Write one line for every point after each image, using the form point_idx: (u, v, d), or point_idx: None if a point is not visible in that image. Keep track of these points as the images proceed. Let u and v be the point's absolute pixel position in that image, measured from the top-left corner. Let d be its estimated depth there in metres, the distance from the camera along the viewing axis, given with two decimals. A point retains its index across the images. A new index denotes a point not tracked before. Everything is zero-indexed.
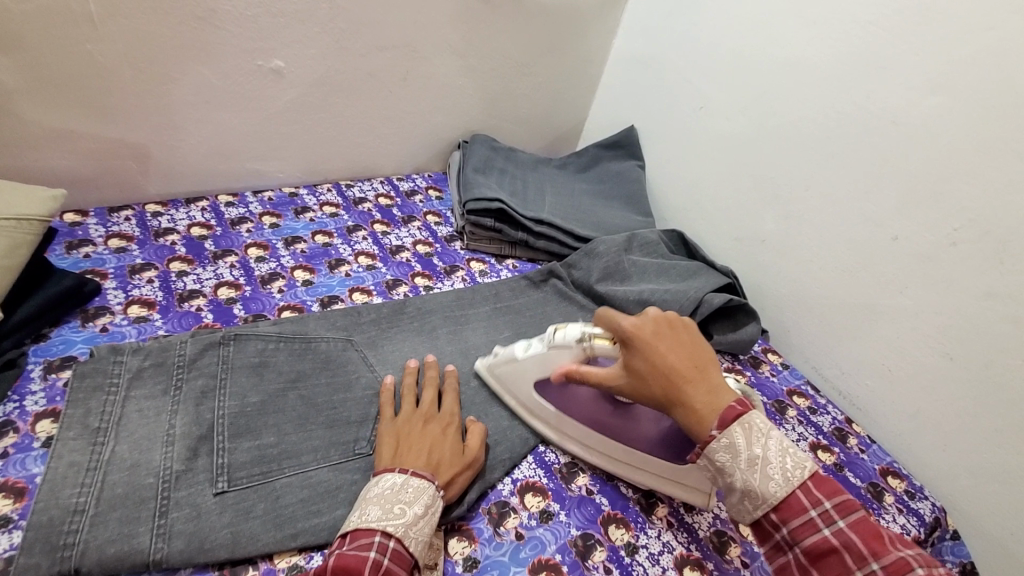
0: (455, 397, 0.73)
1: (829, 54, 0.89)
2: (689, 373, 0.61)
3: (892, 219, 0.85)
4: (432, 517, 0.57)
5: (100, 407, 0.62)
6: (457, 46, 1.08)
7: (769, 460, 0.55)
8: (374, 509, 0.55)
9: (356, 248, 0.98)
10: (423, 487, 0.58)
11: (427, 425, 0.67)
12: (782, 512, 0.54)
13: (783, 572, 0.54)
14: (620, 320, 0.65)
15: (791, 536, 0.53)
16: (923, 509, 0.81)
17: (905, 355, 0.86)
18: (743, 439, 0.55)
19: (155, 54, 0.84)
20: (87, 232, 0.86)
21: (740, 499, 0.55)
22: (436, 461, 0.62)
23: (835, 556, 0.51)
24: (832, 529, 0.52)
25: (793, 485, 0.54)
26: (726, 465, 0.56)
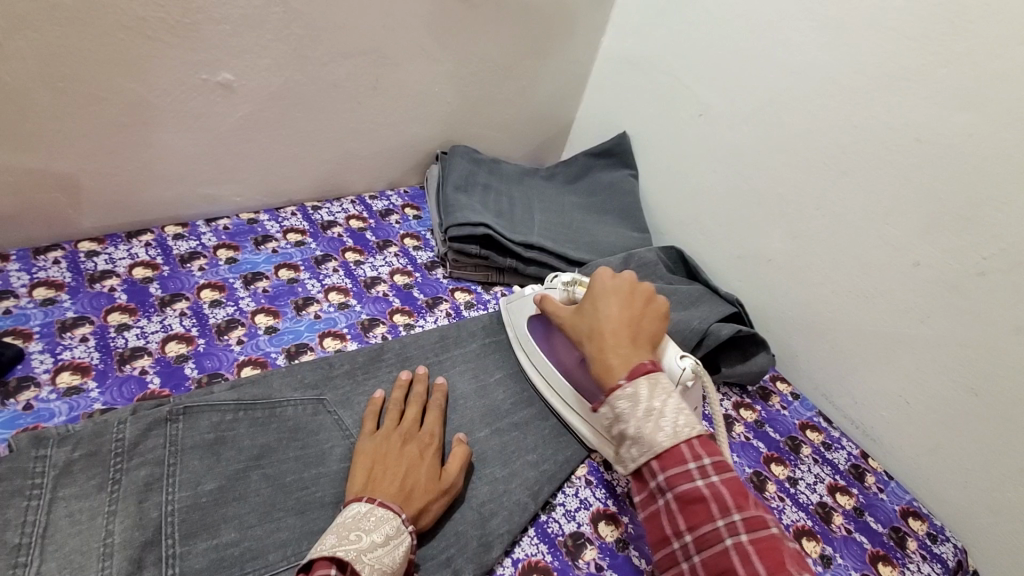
0: (438, 416, 0.70)
1: (846, 62, 0.82)
2: (619, 328, 0.65)
3: (914, 244, 0.78)
4: (394, 550, 0.53)
5: (20, 517, 0.51)
6: (432, 49, 0.97)
7: (666, 414, 0.55)
8: (330, 537, 0.52)
9: (327, 284, 0.88)
10: (387, 516, 0.55)
11: (404, 447, 0.64)
12: (662, 461, 0.53)
13: (653, 520, 0.54)
14: (598, 271, 0.73)
15: (665, 483, 0.53)
16: (946, 553, 0.77)
17: (923, 387, 0.81)
18: (646, 391, 0.56)
19: (76, 71, 0.71)
20: (6, 281, 0.74)
21: (629, 447, 0.56)
22: (408, 489, 0.59)
23: (702, 505, 0.51)
24: (705, 481, 0.52)
25: (680, 438, 0.54)
26: (623, 412, 0.56)
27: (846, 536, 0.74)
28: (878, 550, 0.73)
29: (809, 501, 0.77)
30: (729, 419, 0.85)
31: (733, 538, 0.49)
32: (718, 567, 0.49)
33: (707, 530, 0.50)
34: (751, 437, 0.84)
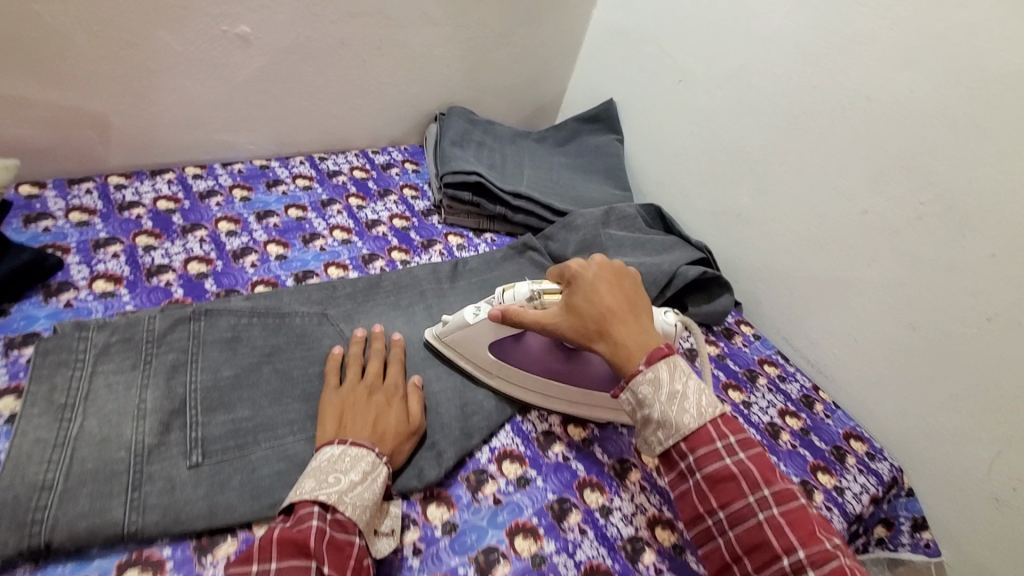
0: (400, 366, 0.72)
1: (808, 28, 0.91)
2: (624, 316, 0.66)
3: (862, 193, 0.88)
4: (373, 483, 0.57)
5: (66, 383, 0.60)
6: (433, 14, 1.06)
7: (688, 396, 0.58)
8: (309, 482, 0.54)
9: (331, 223, 0.96)
10: (360, 454, 0.58)
11: (371, 396, 0.66)
12: (691, 442, 0.57)
13: (685, 498, 0.58)
14: (568, 265, 0.71)
15: (695, 463, 0.57)
16: (881, 469, 0.86)
17: (869, 324, 0.90)
18: (667, 375, 0.59)
19: (112, 16, 0.79)
20: (45, 205, 0.82)
21: (655, 430, 0.59)
22: (380, 431, 0.62)
23: (733, 483, 0.55)
24: (733, 459, 0.56)
25: (704, 418, 0.58)
26: (647, 397, 0.59)
27: (790, 449, 0.83)
28: (819, 462, 0.83)
29: (761, 420, 0.86)
30: (694, 352, 0.95)
31: (765, 512, 0.53)
32: (753, 540, 0.53)
33: (740, 506, 0.54)
34: (713, 367, 0.92)
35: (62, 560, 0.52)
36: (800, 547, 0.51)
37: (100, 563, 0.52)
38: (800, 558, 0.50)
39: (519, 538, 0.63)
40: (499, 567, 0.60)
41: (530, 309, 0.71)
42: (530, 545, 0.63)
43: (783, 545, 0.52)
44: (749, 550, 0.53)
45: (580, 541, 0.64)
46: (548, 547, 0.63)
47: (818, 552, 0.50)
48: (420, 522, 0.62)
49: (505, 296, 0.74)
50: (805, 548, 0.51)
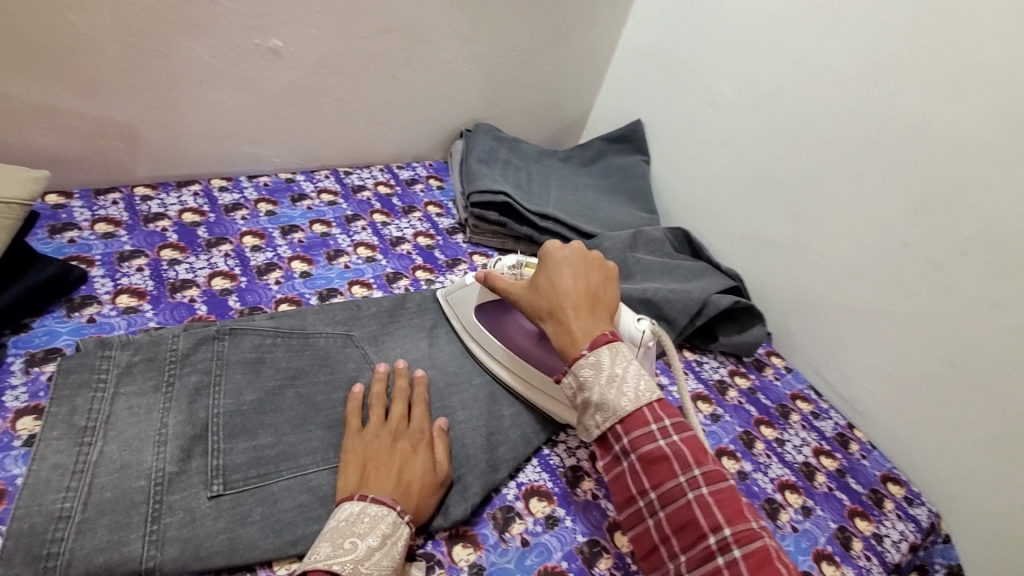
0: (426, 408, 0.68)
1: (846, 56, 0.89)
2: (579, 301, 0.67)
3: (903, 226, 0.85)
4: (393, 548, 0.53)
5: (87, 405, 0.59)
6: (464, 31, 1.05)
7: (627, 379, 0.59)
8: (324, 546, 0.52)
9: (356, 239, 0.95)
10: (380, 514, 0.54)
11: (395, 444, 0.62)
12: (627, 424, 0.57)
13: (619, 481, 0.58)
14: (545, 245, 0.73)
15: (630, 446, 0.57)
16: (920, 515, 0.83)
17: (907, 361, 0.87)
18: (607, 358, 0.60)
19: (144, 27, 0.79)
20: (71, 215, 0.81)
21: (593, 414, 0.59)
22: (405, 484, 0.59)
23: (664, 464, 0.55)
24: (666, 441, 0.56)
25: (641, 402, 0.58)
26: (587, 379, 0.60)
27: (826, 492, 0.80)
28: (856, 507, 0.79)
29: (795, 460, 0.83)
30: (724, 384, 0.91)
31: (695, 491, 0.54)
32: (680, 520, 0.53)
33: (671, 486, 0.54)
34: (744, 401, 0.89)
35: None
36: (726, 526, 0.51)
37: None
38: (726, 536, 0.51)
39: None
40: None
41: (507, 278, 0.76)
42: None
43: (710, 524, 0.52)
44: (677, 529, 0.54)
45: None
46: None
47: (743, 531, 0.51)
48: (446, 563, 0.60)
49: (495, 265, 0.79)
50: (730, 526, 0.51)
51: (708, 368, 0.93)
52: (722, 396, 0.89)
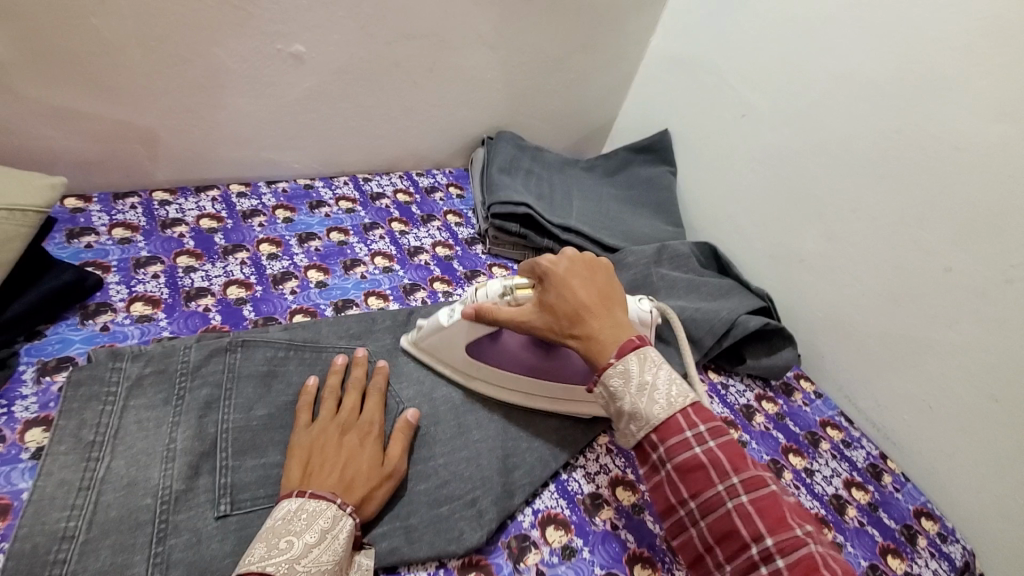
0: (379, 401, 0.65)
1: (889, 69, 0.85)
2: (598, 309, 0.62)
3: (946, 250, 0.80)
4: (333, 542, 0.50)
5: (96, 418, 0.57)
6: (488, 37, 1.02)
7: (658, 387, 0.55)
8: (258, 547, 0.48)
9: (373, 249, 0.93)
10: (318, 509, 0.51)
11: (343, 437, 0.60)
12: (661, 432, 0.53)
13: (658, 490, 0.54)
14: (537, 260, 0.66)
15: (666, 454, 0.53)
16: (954, 553, 0.79)
17: (946, 392, 0.83)
18: (636, 366, 0.56)
19: (165, 33, 0.78)
20: (89, 220, 0.81)
21: (627, 424, 0.55)
22: (349, 478, 0.56)
23: (702, 472, 0.51)
24: (703, 448, 0.52)
25: (674, 408, 0.54)
26: (618, 390, 0.56)
27: (858, 528, 0.76)
28: (889, 544, 0.75)
29: (824, 492, 0.79)
30: (750, 409, 0.87)
31: (734, 500, 0.50)
32: (721, 530, 0.50)
33: (710, 495, 0.51)
34: (771, 427, 0.85)
35: None
36: (769, 535, 0.48)
37: None
38: (769, 547, 0.47)
39: None
40: None
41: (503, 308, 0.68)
42: None
43: (751, 534, 0.48)
44: (720, 539, 0.50)
45: None
46: None
47: (788, 540, 0.47)
48: None
49: (479, 294, 0.71)
50: (773, 536, 0.48)
51: (734, 391, 0.89)
52: (748, 421, 0.85)
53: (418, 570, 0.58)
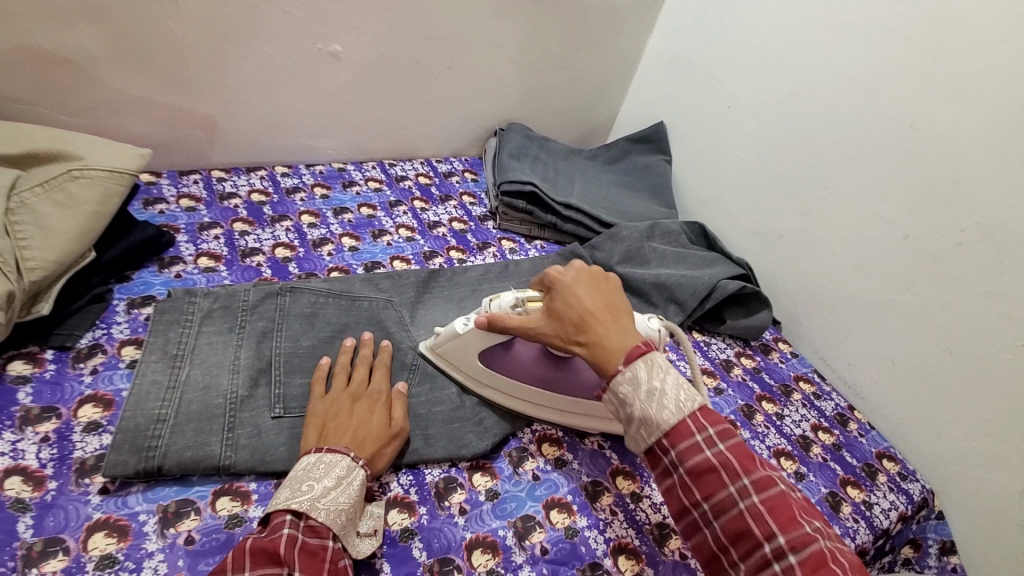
0: (385, 372, 0.73)
1: (854, 61, 0.96)
2: (604, 316, 0.65)
3: (904, 219, 0.91)
4: (349, 486, 0.58)
5: (177, 338, 0.71)
6: (500, 38, 1.16)
7: (666, 393, 0.58)
8: (283, 492, 0.56)
9: (398, 222, 1.06)
10: (335, 460, 0.59)
11: (354, 404, 0.66)
12: (672, 437, 0.56)
13: (670, 493, 0.57)
14: (547, 271, 0.71)
15: (678, 458, 0.56)
16: (912, 489, 0.88)
17: (907, 348, 0.92)
18: (644, 372, 0.59)
19: (227, 33, 0.93)
20: (161, 191, 0.95)
21: (637, 429, 0.59)
22: (361, 438, 0.63)
23: (714, 474, 0.55)
24: (713, 451, 0.55)
25: (683, 413, 0.57)
26: (627, 396, 0.59)
27: (821, 462, 0.86)
28: (849, 476, 0.85)
29: (792, 432, 0.89)
30: (729, 362, 0.98)
31: (746, 500, 0.53)
32: (735, 529, 0.53)
33: (722, 496, 0.54)
34: (748, 378, 0.96)
35: (168, 482, 0.61)
36: (780, 534, 0.51)
37: (198, 489, 0.61)
38: (780, 544, 0.50)
39: (555, 512, 0.69)
40: (536, 533, 0.66)
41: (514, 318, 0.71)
42: (564, 518, 0.68)
43: (762, 532, 0.51)
44: (734, 538, 0.53)
45: (610, 520, 0.69)
46: (581, 521, 0.68)
47: (798, 537, 0.50)
48: (467, 486, 0.69)
49: (491, 305, 0.73)
50: (785, 534, 0.51)
51: (716, 348, 1.00)
52: (727, 372, 0.96)
53: (434, 467, 0.70)
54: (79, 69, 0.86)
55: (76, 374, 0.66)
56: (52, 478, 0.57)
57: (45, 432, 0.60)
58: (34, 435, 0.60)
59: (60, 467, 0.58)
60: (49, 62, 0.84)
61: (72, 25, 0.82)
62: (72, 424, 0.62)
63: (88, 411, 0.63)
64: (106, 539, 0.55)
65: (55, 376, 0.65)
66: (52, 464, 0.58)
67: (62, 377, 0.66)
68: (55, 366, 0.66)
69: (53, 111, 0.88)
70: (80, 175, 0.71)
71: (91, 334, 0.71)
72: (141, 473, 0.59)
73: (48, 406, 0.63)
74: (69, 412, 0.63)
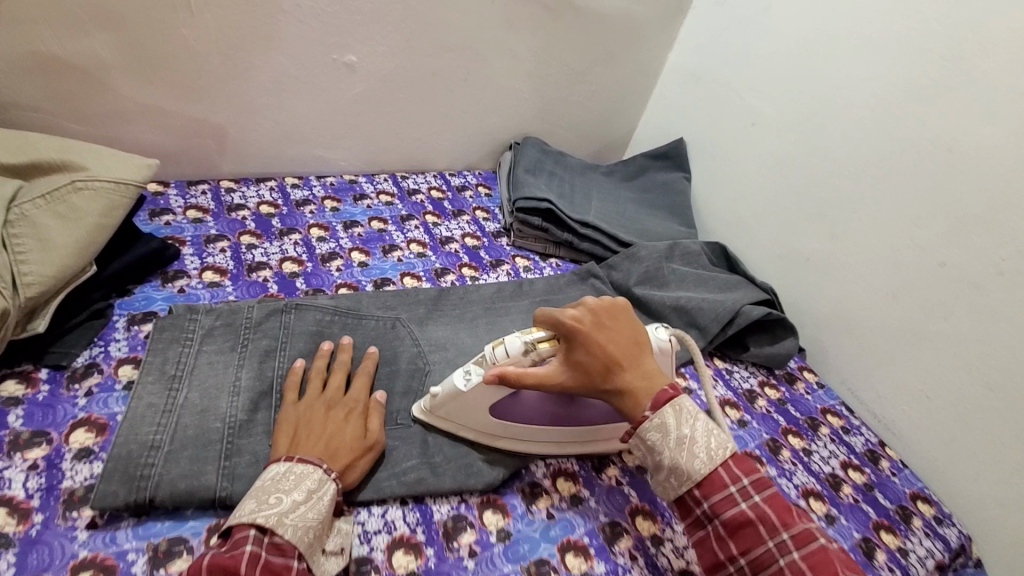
0: (365, 381, 0.69)
1: (888, 80, 0.92)
2: (628, 359, 0.63)
3: (940, 246, 0.86)
4: (319, 502, 0.54)
5: (177, 357, 0.68)
6: (519, 51, 1.13)
7: (697, 440, 0.56)
8: (248, 503, 0.52)
9: (409, 236, 1.03)
10: (306, 472, 0.55)
11: (329, 412, 0.64)
12: (705, 487, 0.55)
13: (702, 546, 0.55)
14: (558, 313, 0.65)
15: (711, 510, 0.54)
16: (949, 535, 0.83)
17: (941, 381, 0.87)
18: (673, 420, 0.57)
19: (241, 42, 0.90)
20: (168, 202, 0.93)
21: (667, 477, 0.57)
22: (333, 448, 0.60)
23: (750, 528, 0.53)
24: (749, 503, 0.54)
25: (715, 462, 0.55)
26: (656, 444, 0.58)
27: (852, 504, 0.81)
28: (882, 520, 0.80)
29: (821, 470, 0.85)
30: (753, 393, 0.93)
31: (786, 557, 0.51)
32: None
33: (760, 552, 0.52)
34: (773, 410, 0.91)
35: (160, 517, 0.57)
36: None
37: (192, 524, 0.58)
38: None
39: (570, 556, 0.64)
40: None
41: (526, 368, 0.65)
42: (580, 563, 0.64)
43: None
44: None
45: (629, 566, 0.65)
46: (598, 568, 0.64)
47: None
48: (477, 525, 0.65)
49: (493, 354, 0.66)
50: None
51: (739, 377, 0.95)
52: (751, 404, 0.91)
53: (443, 503, 0.66)
54: (90, 76, 0.84)
55: (70, 397, 0.63)
56: (37, 511, 0.54)
57: (33, 460, 0.57)
58: (21, 463, 0.57)
59: (47, 499, 0.55)
60: (60, 69, 0.82)
61: (83, 32, 0.80)
62: (62, 450, 0.59)
63: (80, 437, 0.60)
64: None
65: (48, 399, 0.62)
66: (39, 495, 0.55)
67: (54, 399, 0.63)
68: (49, 387, 0.63)
69: (61, 119, 0.86)
70: (83, 187, 0.68)
71: (88, 352, 0.68)
72: (132, 506, 0.55)
73: (39, 430, 0.60)
74: (60, 438, 0.60)
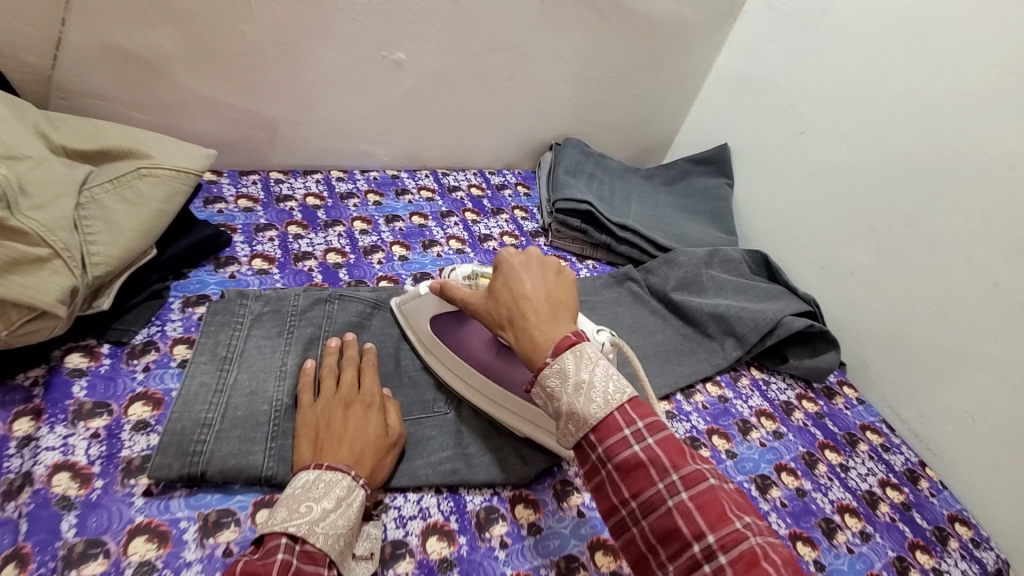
0: (374, 373, 0.69)
1: (951, 92, 0.89)
2: (539, 305, 0.60)
3: (996, 266, 0.83)
4: (349, 509, 0.54)
5: (227, 340, 0.71)
6: (564, 52, 1.13)
7: (594, 384, 0.52)
8: (279, 511, 0.51)
9: (449, 232, 1.05)
10: (337, 479, 0.54)
11: (347, 410, 0.63)
12: (599, 432, 0.51)
13: (598, 492, 0.51)
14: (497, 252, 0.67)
15: (606, 454, 0.50)
16: (987, 559, 0.80)
17: (992, 405, 0.84)
18: (573, 365, 0.53)
19: (296, 38, 0.93)
20: (221, 190, 0.97)
21: (565, 423, 0.53)
22: (359, 450, 0.59)
23: (641, 471, 0.49)
24: (643, 445, 0.50)
25: (611, 406, 0.52)
26: (555, 390, 0.54)
27: (888, 522, 0.79)
28: (918, 540, 0.78)
29: (858, 487, 0.82)
30: (790, 405, 0.91)
31: (674, 497, 0.47)
32: (664, 529, 0.47)
33: (650, 494, 0.48)
34: (810, 424, 0.89)
35: (211, 489, 0.60)
36: (710, 532, 0.45)
37: (239, 499, 0.60)
38: (709, 544, 0.44)
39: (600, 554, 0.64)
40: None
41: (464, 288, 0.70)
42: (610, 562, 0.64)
43: (692, 531, 0.46)
44: (663, 538, 0.47)
45: None
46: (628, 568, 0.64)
47: (728, 534, 0.45)
48: (508, 518, 0.66)
49: (451, 275, 0.74)
50: (714, 532, 0.45)
51: (776, 389, 0.93)
52: (787, 416, 0.89)
53: (476, 494, 0.67)
54: (154, 68, 0.88)
55: (129, 371, 0.67)
56: (98, 477, 0.57)
57: (95, 428, 0.61)
58: (84, 431, 0.60)
59: (107, 465, 0.58)
60: (127, 61, 0.86)
61: (149, 25, 0.84)
62: (122, 422, 0.62)
63: (138, 409, 0.64)
64: (146, 544, 0.54)
65: (109, 372, 0.66)
66: (100, 461, 0.58)
67: (115, 373, 0.66)
68: (110, 361, 0.67)
69: (126, 109, 0.91)
70: (147, 173, 0.72)
71: (146, 330, 0.72)
72: (185, 478, 0.58)
73: (100, 402, 0.63)
74: (120, 409, 0.63)
